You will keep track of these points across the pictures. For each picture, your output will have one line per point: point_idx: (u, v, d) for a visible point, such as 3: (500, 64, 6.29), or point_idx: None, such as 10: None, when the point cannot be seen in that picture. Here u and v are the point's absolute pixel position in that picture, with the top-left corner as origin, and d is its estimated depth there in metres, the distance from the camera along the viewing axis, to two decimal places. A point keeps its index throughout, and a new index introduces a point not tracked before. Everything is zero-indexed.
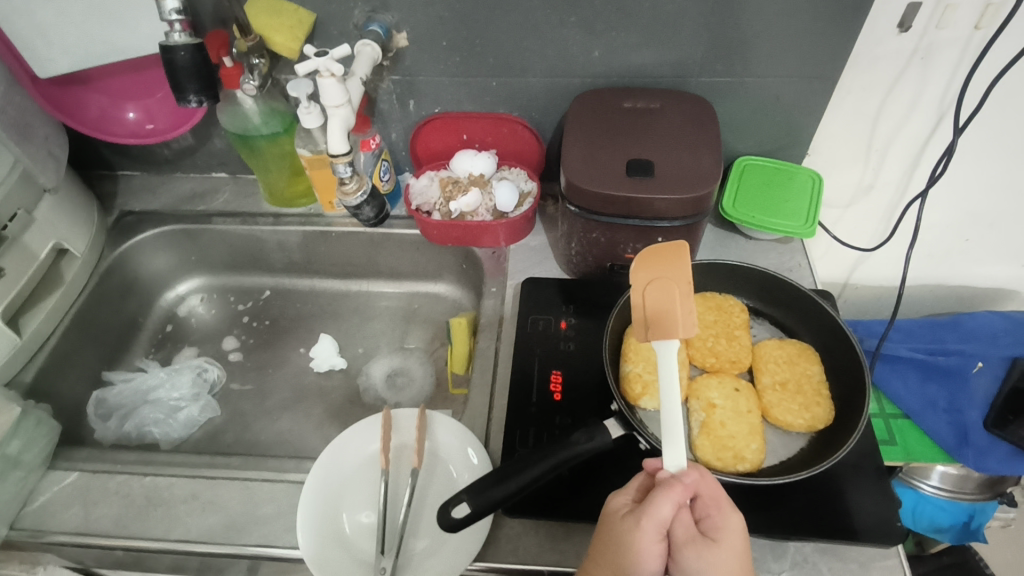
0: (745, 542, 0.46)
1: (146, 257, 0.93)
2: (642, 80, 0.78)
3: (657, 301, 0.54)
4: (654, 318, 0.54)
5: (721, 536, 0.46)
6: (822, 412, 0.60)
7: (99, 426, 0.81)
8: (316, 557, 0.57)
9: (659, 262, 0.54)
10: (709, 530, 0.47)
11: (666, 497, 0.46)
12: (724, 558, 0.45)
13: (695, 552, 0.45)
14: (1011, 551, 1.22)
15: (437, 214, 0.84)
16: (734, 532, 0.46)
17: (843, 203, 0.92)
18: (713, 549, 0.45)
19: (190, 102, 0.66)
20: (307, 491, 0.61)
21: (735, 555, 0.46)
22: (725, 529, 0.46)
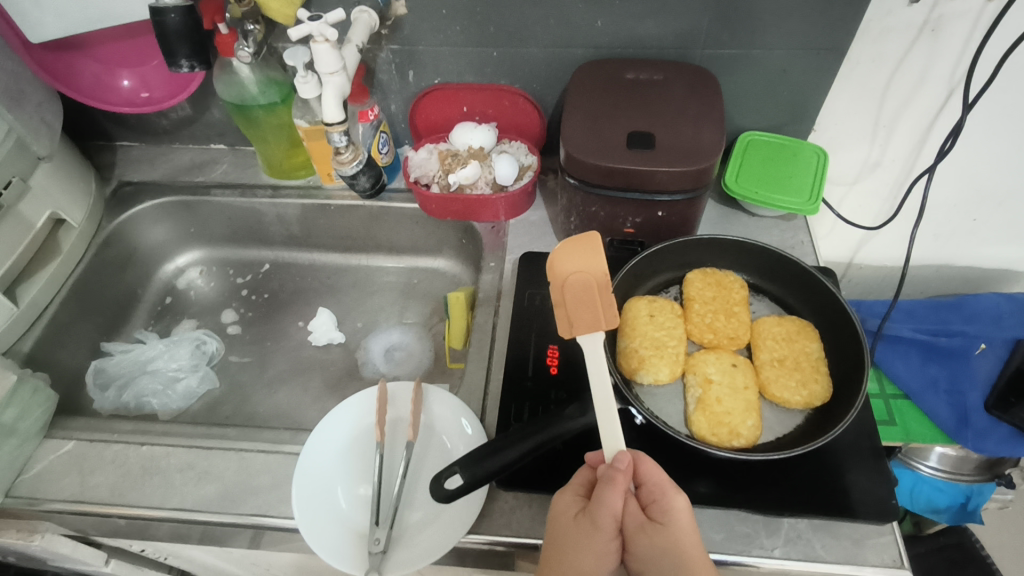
0: (691, 519, 0.49)
1: (144, 229, 0.93)
2: (646, 51, 0.76)
3: (577, 294, 0.56)
4: (576, 311, 0.55)
5: (669, 517, 0.48)
6: (820, 389, 0.59)
7: (97, 396, 0.81)
8: (309, 527, 0.58)
9: (579, 254, 0.56)
10: (657, 514, 0.49)
11: (613, 493, 0.48)
12: (677, 538, 0.47)
13: (648, 538, 0.47)
14: (1008, 533, 1.22)
15: (436, 187, 0.83)
16: (680, 511, 0.49)
17: (849, 180, 0.90)
18: (665, 531, 0.48)
19: (181, 67, 0.65)
20: (302, 462, 0.62)
21: (686, 535, 0.48)
22: (674, 512, 0.48)
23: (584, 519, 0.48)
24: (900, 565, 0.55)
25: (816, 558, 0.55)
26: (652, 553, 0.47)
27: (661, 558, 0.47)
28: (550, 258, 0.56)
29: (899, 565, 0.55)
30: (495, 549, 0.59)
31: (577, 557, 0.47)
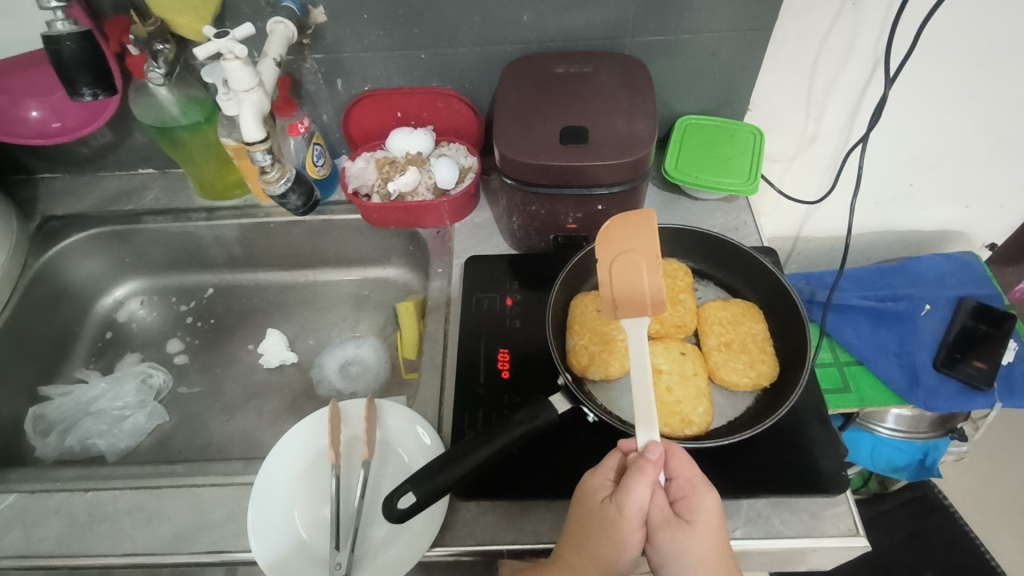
0: (718, 520, 0.48)
1: (74, 263, 0.89)
2: (575, 43, 0.76)
3: (625, 277, 0.53)
4: (622, 296, 0.53)
5: (696, 516, 0.48)
6: (767, 369, 0.60)
7: (39, 442, 0.77)
8: (267, 558, 0.56)
9: (628, 233, 0.53)
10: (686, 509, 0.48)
11: (642, 484, 0.46)
12: (699, 538, 0.47)
13: (671, 534, 0.47)
14: (966, 482, 1.27)
15: (377, 196, 0.81)
16: (708, 511, 0.48)
17: (787, 156, 0.92)
18: (692, 528, 0.47)
19: (85, 96, 0.62)
20: (256, 493, 0.60)
21: (712, 534, 0.47)
22: (702, 510, 0.48)
23: (611, 506, 0.47)
24: (856, 533, 0.56)
25: (776, 534, 0.56)
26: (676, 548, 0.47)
27: (681, 556, 0.46)
28: (603, 232, 0.54)
29: (855, 533, 0.56)
30: (471, 560, 0.59)
31: (601, 544, 0.47)
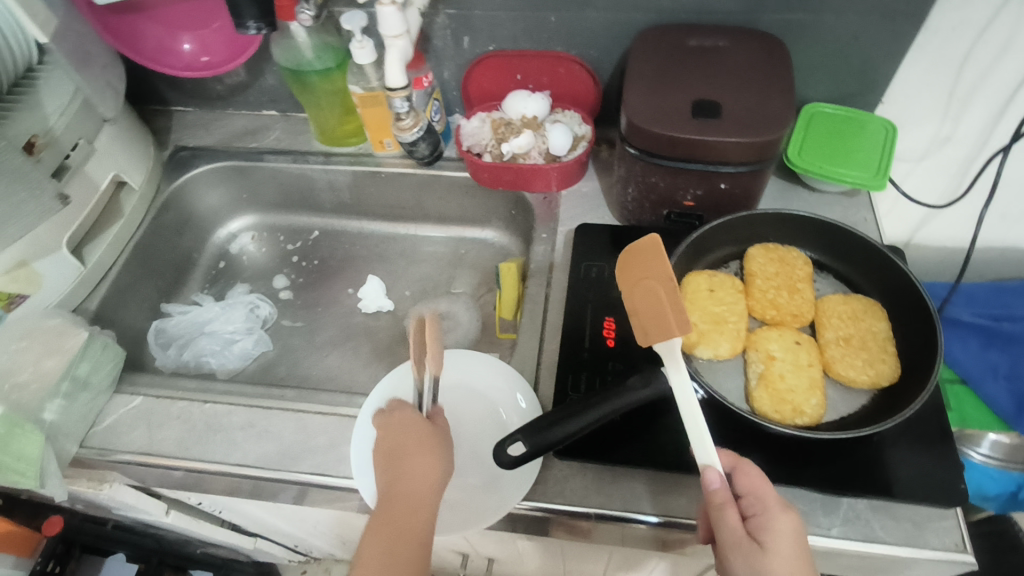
0: (797, 547, 0.47)
1: (199, 193, 0.94)
2: (710, 17, 0.74)
3: (644, 301, 0.51)
4: (646, 322, 0.51)
5: (771, 539, 0.47)
6: (888, 369, 0.57)
7: (159, 353, 0.84)
8: (368, 483, 0.60)
9: (639, 261, 0.52)
10: (773, 537, 0.47)
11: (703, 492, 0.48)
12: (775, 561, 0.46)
13: (742, 552, 0.46)
14: None
15: (489, 155, 0.82)
16: (785, 534, 0.47)
17: (916, 155, 0.86)
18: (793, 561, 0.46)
19: (249, 29, 0.63)
20: (362, 422, 0.64)
21: (801, 555, 0.47)
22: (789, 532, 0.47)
23: None
24: (962, 550, 0.53)
25: (875, 539, 0.54)
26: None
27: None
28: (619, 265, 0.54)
29: (961, 549, 0.54)
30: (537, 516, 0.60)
31: None
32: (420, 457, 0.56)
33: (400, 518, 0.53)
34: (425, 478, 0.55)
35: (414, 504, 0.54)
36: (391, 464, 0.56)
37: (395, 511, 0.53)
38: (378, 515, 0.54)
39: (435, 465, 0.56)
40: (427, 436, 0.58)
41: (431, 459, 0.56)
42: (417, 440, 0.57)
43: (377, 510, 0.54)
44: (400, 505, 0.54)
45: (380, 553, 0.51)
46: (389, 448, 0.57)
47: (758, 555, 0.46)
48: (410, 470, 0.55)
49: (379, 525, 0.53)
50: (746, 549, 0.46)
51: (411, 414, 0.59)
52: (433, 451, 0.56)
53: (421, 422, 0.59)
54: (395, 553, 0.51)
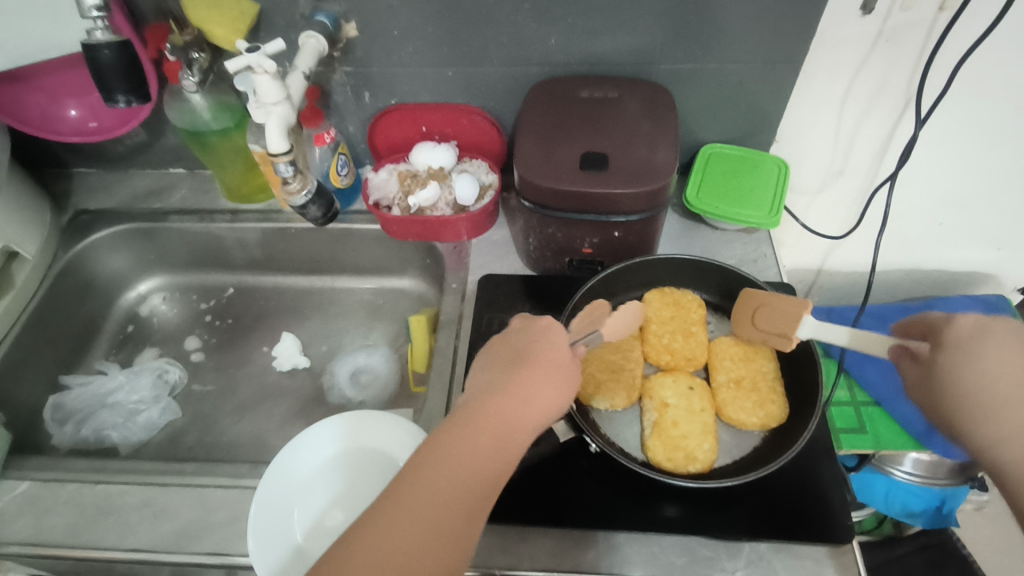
0: (1000, 333, 0.47)
1: (102, 257, 0.91)
2: (601, 68, 0.76)
3: (677, 329, 0.65)
4: (673, 341, 0.64)
5: (970, 336, 0.48)
6: (776, 410, 0.59)
7: (56, 431, 0.79)
8: (262, 557, 0.57)
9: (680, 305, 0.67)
10: (967, 346, 0.48)
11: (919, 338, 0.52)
12: (985, 351, 0.47)
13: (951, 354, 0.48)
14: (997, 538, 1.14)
15: (397, 209, 0.82)
16: (990, 334, 0.48)
17: (812, 189, 0.90)
18: (961, 370, 0.47)
19: (119, 102, 0.63)
20: (258, 493, 0.61)
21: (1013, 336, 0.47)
22: (962, 340, 0.48)
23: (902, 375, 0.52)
24: None
25: None
26: (982, 400, 0.46)
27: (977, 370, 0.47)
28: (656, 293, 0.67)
29: None
30: None
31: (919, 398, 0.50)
32: (551, 387, 0.51)
33: (493, 437, 0.46)
34: (538, 408, 0.49)
35: (516, 430, 0.47)
36: (508, 370, 0.51)
37: (494, 419, 0.47)
38: (470, 411, 0.47)
39: (551, 402, 0.50)
40: (557, 364, 0.52)
41: (556, 395, 0.51)
42: (559, 365, 0.52)
43: (478, 404, 0.48)
44: (510, 423, 0.47)
45: (449, 454, 0.44)
46: (520, 357, 0.53)
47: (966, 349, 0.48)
48: (525, 387, 0.49)
49: (468, 422, 0.46)
50: (953, 349, 0.49)
51: (560, 341, 0.54)
52: (558, 387, 0.51)
53: (548, 349, 0.53)
54: (462, 465, 0.43)
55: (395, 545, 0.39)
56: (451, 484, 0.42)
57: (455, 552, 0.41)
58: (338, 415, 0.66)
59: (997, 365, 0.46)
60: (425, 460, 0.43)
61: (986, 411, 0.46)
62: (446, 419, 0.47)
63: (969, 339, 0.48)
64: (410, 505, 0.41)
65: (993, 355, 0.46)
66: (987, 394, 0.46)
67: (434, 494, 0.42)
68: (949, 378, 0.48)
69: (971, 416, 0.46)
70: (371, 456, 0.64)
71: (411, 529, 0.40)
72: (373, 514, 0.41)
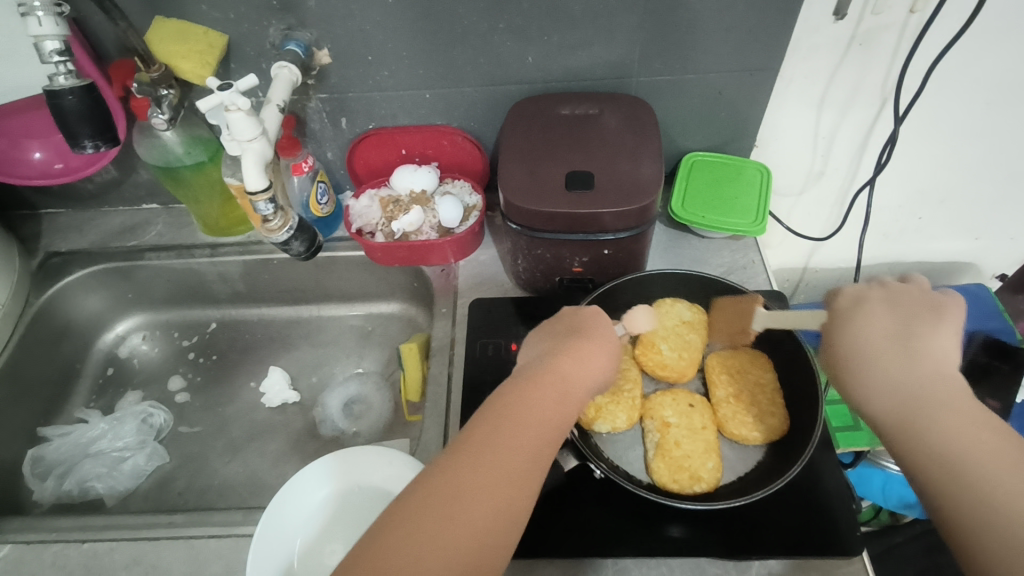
0: (871, 313, 0.48)
1: (76, 300, 0.88)
2: (580, 83, 0.75)
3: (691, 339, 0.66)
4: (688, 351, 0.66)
5: (861, 316, 0.48)
6: (777, 422, 0.60)
7: (37, 486, 0.76)
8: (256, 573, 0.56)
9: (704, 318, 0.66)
10: (851, 319, 0.48)
11: (849, 306, 0.49)
12: (871, 327, 0.47)
13: (840, 326, 0.48)
14: None
15: (381, 235, 0.80)
16: (875, 317, 0.47)
17: (795, 190, 0.90)
18: (848, 338, 0.47)
19: (86, 148, 0.62)
20: (269, 511, 0.59)
21: (889, 318, 0.47)
22: (847, 310, 0.49)
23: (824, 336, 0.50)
24: None
25: None
26: (894, 376, 0.44)
27: (852, 342, 0.47)
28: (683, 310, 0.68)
29: None
30: None
31: (843, 366, 0.47)
32: (604, 356, 0.53)
33: (547, 398, 0.48)
34: (594, 371, 0.51)
35: (570, 393, 0.49)
36: (557, 344, 0.53)
37: (550, 381, 0.49)
38: (527, 376, 0.49)
39: (602, 371, 0.52)
40: (604, 340, 0.53)
41: (608, 364, 0.52)
42: (610, 342, 0.54)
43: (539, 368, 0.50)
44: (567, 384, 0.49)
45: (511, 412, 0.46)
46: (576, 329, 0.55)
47: (845, 320, 0.48)
48: (576, 358, 0.51)
49: (528, 382, 0.49)
50: (839, 322, 0.49)
51: (604, 323, 0.55)
52: (605, 358, 0.52)
53: (593, 326, 0.54)
54: (526, 420, 0.46)
55: (461, 494, 0.41)
56: (512, 439, 0.45)
57: (516, 504, 0.43)
58: (368, 448, 0.64)
59: (876, 337, 0.46)
60: (493, 416, 0.46)
61: (896, 383, 0.44)
62: (504, 384, 0.49)
63: (857, 311, 0.48)
64: (476, 457, 0.43)
65: (870, 325, 0.47)
66: (913, 372, 0.44)
67: (497, 448, 0.44)
68: (840, 346, 0.48)
69: (873, 394, 0.45)
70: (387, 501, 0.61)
71: (475, 481, 0.42)
72: (439, 469, 0.43)
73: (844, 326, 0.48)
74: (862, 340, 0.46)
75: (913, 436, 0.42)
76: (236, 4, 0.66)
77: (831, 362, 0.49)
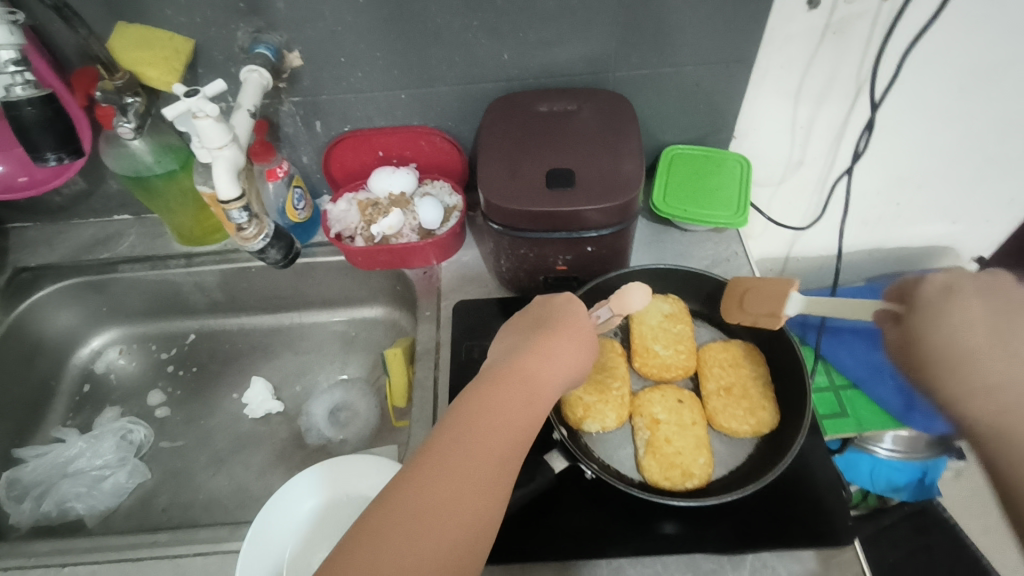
0: (964, 305, 0.46)
1: (48, 316, 0.85)
2: (557, 79, 0.74)
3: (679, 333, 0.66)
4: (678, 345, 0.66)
5: (950, 309, 0.46)
6: (767, 416, 0.60)
7: (13, 509, 0.74)
8: None
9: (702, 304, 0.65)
10: (941, 311, 0.47)
11: (937, 296, 0.47)
12: (963, 320, 0.46)
13: (926, 320, 0.47)
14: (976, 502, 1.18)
15: (360, 239, 0.79)
16: (966, 310, 0.46)
17: (775, 180, 0.90)
18: (933, 333, 0.46)
19: (49, 160, 0.60)
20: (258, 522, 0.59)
21: (979, 311, 0.46)
22: (930, 301, 0.47)
23: (904, 328, 0.49)
24: None
25: None
26: (989, 374, 0.44)
27: (939, 338, 0.46)
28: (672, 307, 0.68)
29: None
30: None
31: (929, 361, 0.46)
32: (573, 346, 0.52)
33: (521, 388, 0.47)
34: (565, 363, 0.51)
35: (538, 382, 0.49)
36: (530, 336, 0.53)
37: (524, 373, 0.48)
38: (495, 370, 0.48)
39: (574, 362, 0.52)
40: (575, 330, 0.54)
41: (579, 355, 0.53)
42: (581, 333, 0.54)
43: (512, 360, 0.49)
44: (539, 375, 0.49)
45: (489, 402, 0.45)
46: (546, 322, 0.55)
47: (930, 313, 0.47)
48: (548, 350, 0.51)
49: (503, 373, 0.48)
50: (922, 315, 0.48)
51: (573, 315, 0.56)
52: (576, 349, 0.53)
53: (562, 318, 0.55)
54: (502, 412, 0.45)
55: (433, 493, 0.39)
56: (484, 433, 0.43)
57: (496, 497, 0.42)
58: (354, 457, 0.63)
59: (967, 332, 0.45)
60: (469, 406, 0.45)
61: (993, 383, 0.44)
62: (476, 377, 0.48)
63: (942, 302, 0.47)
64: (455, 451, 0.42)
65: (960, 319, 0.46)
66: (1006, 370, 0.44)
67: (475, 438, 0.43)
68: (927, 344, 0.47)
69: (965, 391, 0.44)
70: None
71: (449, 478, 0.40)
72: (409, 471, 0.41)
73: (926, 320, 0.47)
74: (950, 336, 0.46)
75: (1003, 442, 0.42)
76: (202, 7, 0.64)
77: (908, 355, 0.48)
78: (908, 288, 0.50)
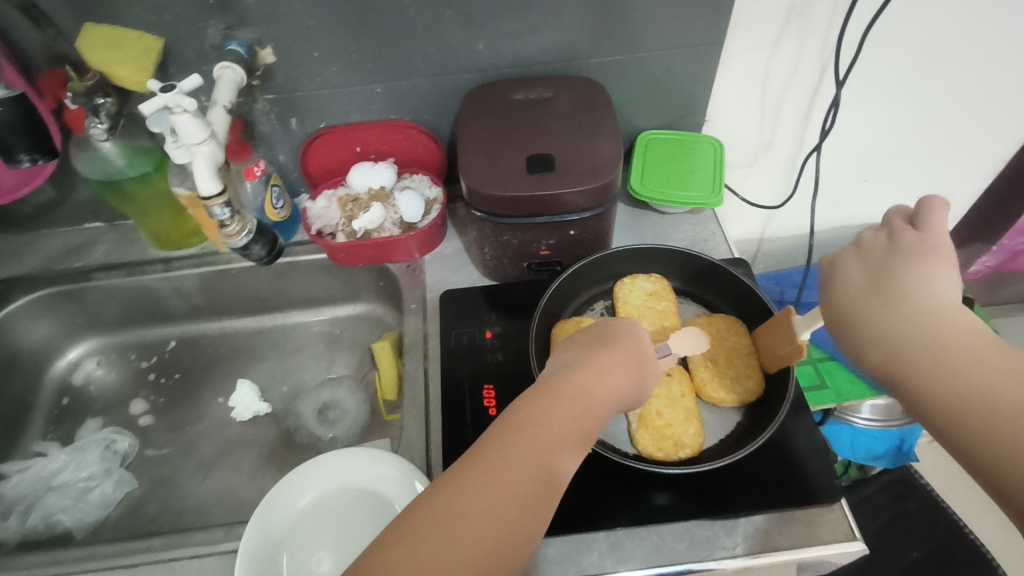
0: (931, 261, 0.41)
1: (22, 329, 0.83)
2: (531, 68, 0.75)
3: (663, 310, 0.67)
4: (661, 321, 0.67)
5: (922, 262, 0.41)
6: (752, 384, 0.62)
7: None
8: None
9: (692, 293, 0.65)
10: (896, 270, 0.41)
11: (910, 253, 0.42)
12: (921, 277, 0.40)
13: (890, 270, 0.42)
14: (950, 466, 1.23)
15: (342, 235, 0.79)
16: (937, 270, 0.40)
17: (746, 161, 0.93)
18: (898, 294, 0.40)
19: (22, 161, 0.59)
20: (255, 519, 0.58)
21: (917, 272, 0.41)
22: (881, 261, 0.43)
23: (863, 290, 0.42)
24: (852, 537, 0.55)
25: (776, 548, 0.55)
26: (952, 332, 0.37)
27: (907, 293, 0.40)
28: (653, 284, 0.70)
29: (851, 538, 0.55)
30: None
31: (891, 318, 0.40)
32: (628, 368, 0.48)
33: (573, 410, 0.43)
34: (620, 386, 0.47)
35: (592, 408, 0.44)
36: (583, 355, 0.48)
37: (576, 391, 0.44)
38: (548, 384, 0.44)
39: (626, 388, 0.47)
40: (630, 352, 0.49)
41: (634, 380, 0.48)
42: (637, 353, 0.49)
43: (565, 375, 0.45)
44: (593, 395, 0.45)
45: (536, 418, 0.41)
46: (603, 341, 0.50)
47: (899, 269, 0.41)
48: (603, 371, 0.46)
49: (553, 389, 0.44)
50: (888, 270, 0.42)
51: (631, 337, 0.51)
52: (631, 374, 0.48)
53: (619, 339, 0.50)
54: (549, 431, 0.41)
55: (461, 517, 0.36)
56: (526, 455, 0.39)
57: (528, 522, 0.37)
58: (348, 449, 0.63)
59: (923, 290, 0.40)
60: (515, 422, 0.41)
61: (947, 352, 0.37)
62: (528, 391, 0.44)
63: (894, 262, 0.42)
64: (492, 468, 0.38)
65: (928, 278, 0.40)
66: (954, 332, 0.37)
67: (515, 456, 0.39)
68: (872, 309, 0.41)
69: (933, 367, 0.36)
70: (372, 498, 0.60)
71: (481, 503, 0.36)
72: (440, 487, 0.37)
73: (892, 274, 0.41)
74: (911, 293, 0.40)
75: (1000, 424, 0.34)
76: (171, 5, 0.64)
77: (853, 320, 0.42)
78: (887, 242, 0.44)
